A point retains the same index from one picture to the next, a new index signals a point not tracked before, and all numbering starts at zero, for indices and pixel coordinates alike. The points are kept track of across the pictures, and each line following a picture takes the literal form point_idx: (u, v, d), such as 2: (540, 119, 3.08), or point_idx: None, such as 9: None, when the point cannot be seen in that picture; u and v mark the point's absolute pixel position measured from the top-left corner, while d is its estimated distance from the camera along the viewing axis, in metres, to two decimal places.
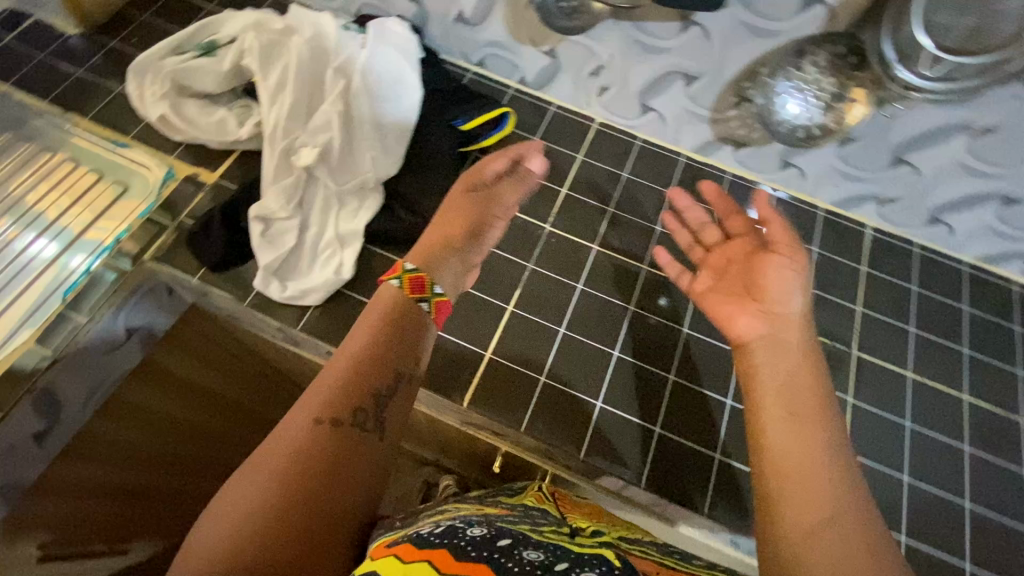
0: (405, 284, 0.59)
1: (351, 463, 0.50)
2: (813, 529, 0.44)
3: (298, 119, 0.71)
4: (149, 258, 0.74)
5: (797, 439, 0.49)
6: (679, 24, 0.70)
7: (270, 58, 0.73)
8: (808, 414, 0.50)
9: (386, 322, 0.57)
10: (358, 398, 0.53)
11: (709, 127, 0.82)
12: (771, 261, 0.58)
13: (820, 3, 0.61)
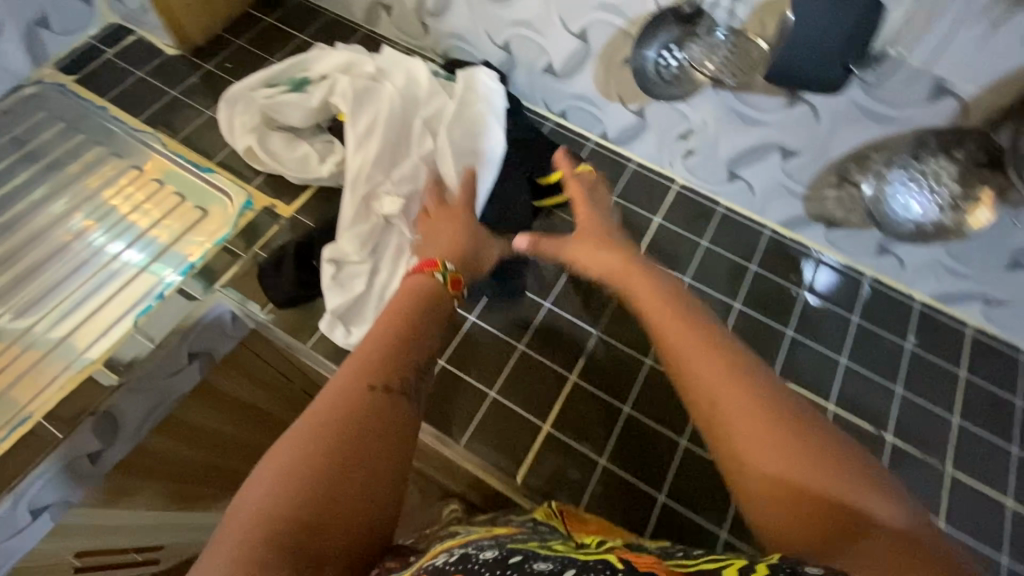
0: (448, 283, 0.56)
1: (381, 436, 0.44)
2: (775, 494, 0.42)
3: (382, 167, 0.71)
4: (220, 286, 0.74)
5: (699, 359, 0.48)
6: (785, 100, 0.65)
7: (361, 102, 0.73)
8: (722, 373, 0.47)
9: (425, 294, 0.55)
10: (397, 362, 0.49)
11: (802, 204, 0.77)
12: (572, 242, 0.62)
13: (953, 96, 0.56)
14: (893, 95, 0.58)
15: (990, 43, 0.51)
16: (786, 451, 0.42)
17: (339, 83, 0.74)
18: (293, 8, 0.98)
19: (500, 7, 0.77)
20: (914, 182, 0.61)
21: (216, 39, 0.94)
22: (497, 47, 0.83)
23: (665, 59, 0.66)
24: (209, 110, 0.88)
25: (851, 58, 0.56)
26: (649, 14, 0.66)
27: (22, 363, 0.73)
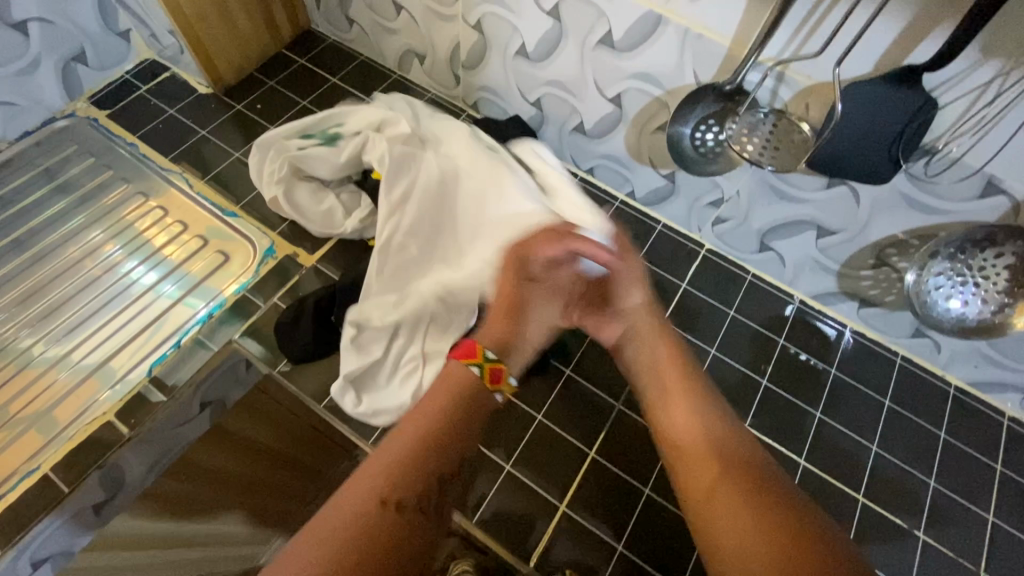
0: (484, 373, 0.51)
1: (404, 548, 0.44)
2: (744, 558, 0.44)
3: (413, 236, 0.70)
4: (236, 338, 0.74)
5: (679, 413, 0.54)
6: (824, 181, 0.64)
7: (399, 169, 0.72)
8: (694, 431, 0.52)
9: (461, 399, 0.51)
10: (415, 473, 0.47)
11: (834, 280, 0.74)
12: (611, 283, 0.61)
13: (1005, 195, 0.54)
14: (939, 188, 0.56)
15: None
16: (738, 512, 0.46)
17: (374, 144, 0.74)
18: (326, 50, 0.99)
19: (533, 66, 0.77)
20: (957, 275, 0.59)
21: (249, 79, 0.95)
22: (529, 103, 0.83)
23: (702, 136, 0.65)
24: (238, 150, 0.88)
25: (898, 151, 0.54)
26: (687, 87, 0.65)
27: (50, 394, 0.74)
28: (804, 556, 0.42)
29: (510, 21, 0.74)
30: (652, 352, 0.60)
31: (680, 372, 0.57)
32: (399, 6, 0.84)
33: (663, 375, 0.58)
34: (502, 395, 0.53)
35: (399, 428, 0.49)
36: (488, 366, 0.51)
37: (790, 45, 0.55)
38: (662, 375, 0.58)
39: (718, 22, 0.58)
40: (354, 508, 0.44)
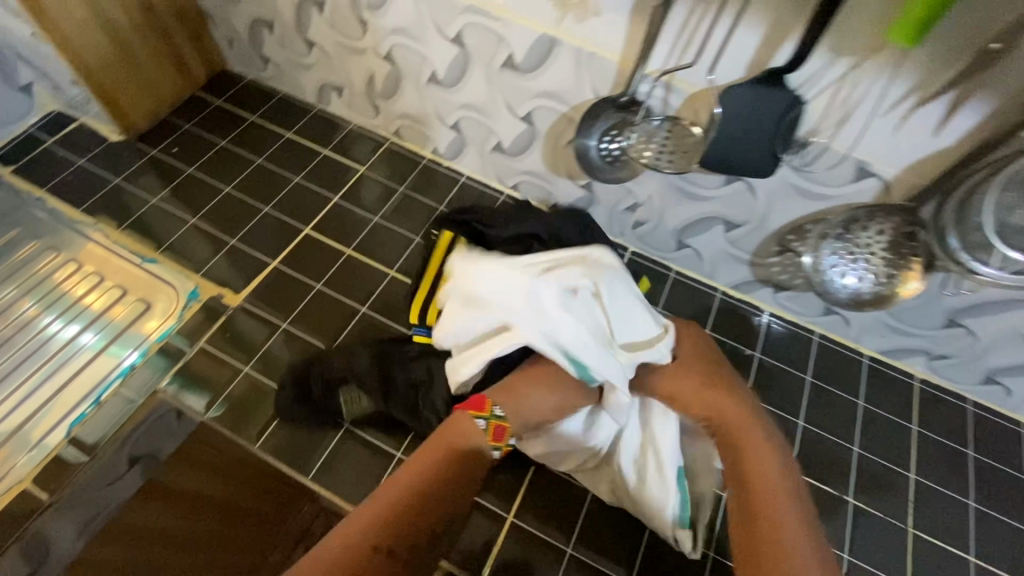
0: (487, 426, 0.54)
1: None
2: None
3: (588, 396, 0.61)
4: (161, 388, 0.72)
5: (763, 507, 0.52)
6: (722, 178, 0.68)
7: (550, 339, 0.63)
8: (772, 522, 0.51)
9: (446, 454, 0.52)
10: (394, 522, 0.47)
11: (748, 269, 0.79)
12: (718, 393, 0.59)
13: (875, 176, 0.59)
14: (819, 174, 0.61)
15: (906, 131, 0.54)
16: None
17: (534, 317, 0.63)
18: (243, 90, 0.99)
19: (446, 92, 0.79)
20: (846, 254, 0.63)
21: (164, 123, 0.94)
22: (448, 126, 0.85)
23: (606, 145, 0.69)
24: (155, 195, 0.87)
25: (779, 145, 0.58)
26: (590, 102, 0.68)
27: None
28: None
29: (419, 50, 0.76)
30: (760, 449, 0.55)
31: (745, 409, 0.58)
32: (310, 42, 0.85)
33: (745, 422, 0.57)
34: (484, 424, 0.54)
35: (386, 485, 0.49)
36: (490, 417, 0.54)
37: (672, 57, 0.59)
38: (719, 412, 0.58)
39: (606, 40, 0.62)
40: (350, 542, 0.45)
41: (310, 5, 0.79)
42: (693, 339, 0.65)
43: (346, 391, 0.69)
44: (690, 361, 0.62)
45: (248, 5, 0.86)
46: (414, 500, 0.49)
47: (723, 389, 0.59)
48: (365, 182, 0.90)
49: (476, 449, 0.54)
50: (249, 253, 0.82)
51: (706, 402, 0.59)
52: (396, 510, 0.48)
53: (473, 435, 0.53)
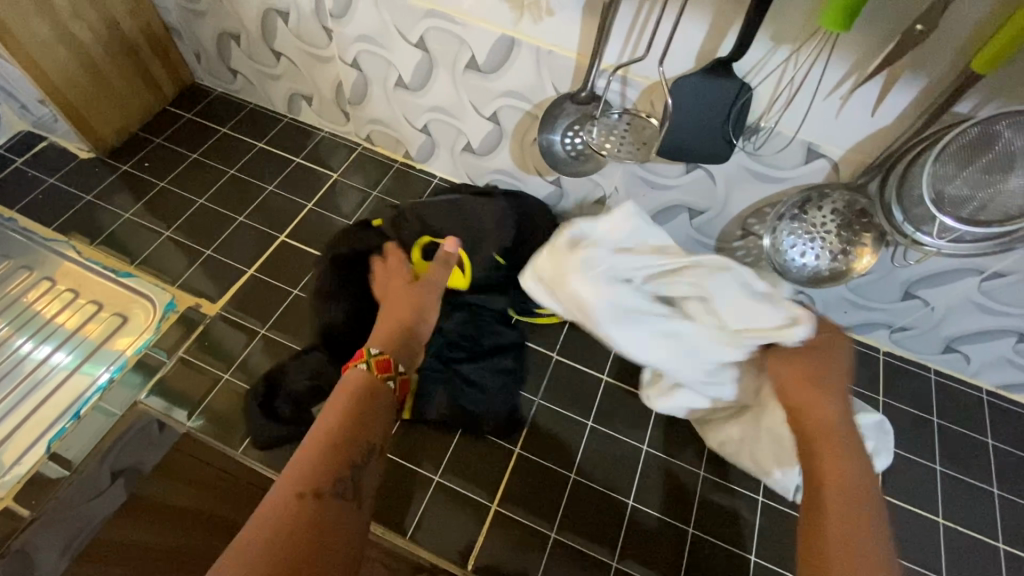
0: (370, 365, 0.54)
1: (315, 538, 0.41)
2: None
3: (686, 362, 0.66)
4: (141, 399, 0.72)
5: (845, 523, 0.47)
6: (683, 167, 0.71)
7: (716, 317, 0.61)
8: (846, 541, 0.46)
9: (353, 402, 0.51)
10: (323, 470, 0.45)
11: (715, 255, 0.81)
12: (820, 394, 0.55)
13: (822, 157, 0.62)
14: (771, 158, 0.64)
15: (847, 112, 0.57)
16: None
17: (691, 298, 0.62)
18: (214, 103, 1.00)
19: (413, 95, 0.81)
20: (800, 234, 0.66)
21: (134, 139, 0.95)
22: (417, 129, 0.87)
23: (570, 141, 0.72)
24: (128, 210, 0.87)
25: (730, 132, 0.61)
26: (551, 98, 0.71)
27: None
28: None
29: (384, 55, 0.78)
30: (842, 463, 0.51)
31: (837, 404, 0.54)
32: (278, 52, 0.87)
33: (826, 410, 0.54)
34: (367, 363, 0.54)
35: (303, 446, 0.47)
36: (373, 359, 0.55)
37: (625, 51, 0.62)
38: (811, 412, 0.55)
39: (561, 38, 0.65)
40: (274, 503, 0.42)
41: (275, 16, 0.81)
42: (834, 346, 0.58)
43: (324, 408, 0.69)
44: (823, 359, 0.57)
45: (214, 18, 0.87)
46: (329, 444, 0.47)
47: (834, 372, 0.56)
48: (339, 188, 0.92)
49: (376, 386, 0.53)
50: (225, 263, 0.82)
51: (796, 395, 0.56)
52: (312, 459, 0.46)
53: (361, 373, 0.53)
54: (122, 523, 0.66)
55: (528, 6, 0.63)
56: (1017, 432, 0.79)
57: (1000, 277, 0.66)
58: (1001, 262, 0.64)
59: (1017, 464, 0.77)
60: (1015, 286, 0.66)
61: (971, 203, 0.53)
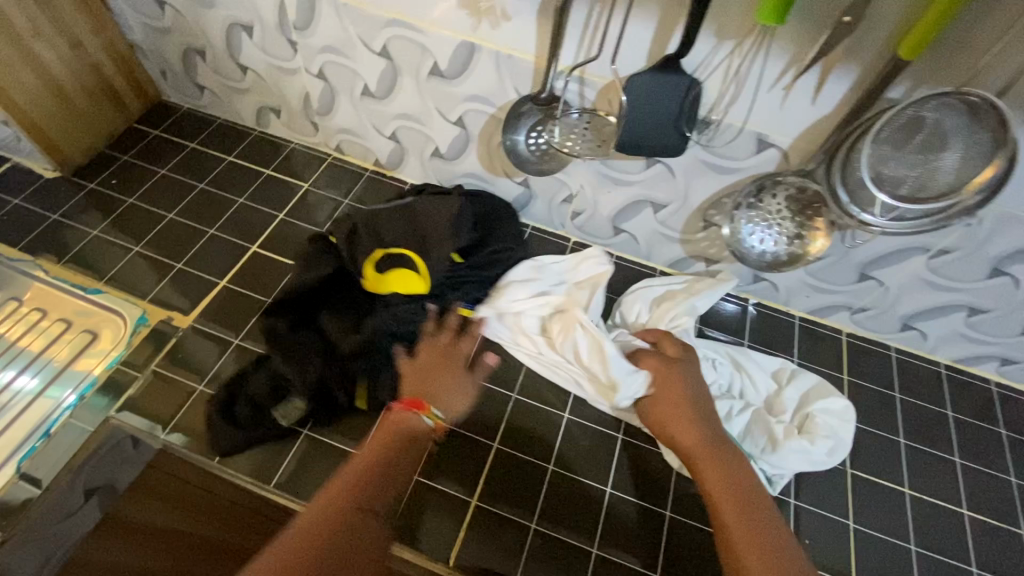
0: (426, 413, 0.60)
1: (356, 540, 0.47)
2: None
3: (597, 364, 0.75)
4: (113, 414, 0.71)
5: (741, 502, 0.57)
6: (643, 162, 0.74)
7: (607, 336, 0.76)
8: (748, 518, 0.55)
9: (400, 438, 0.57)
10: (373, 485, 0.52)
11: (680, 247, 0.84)
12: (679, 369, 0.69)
13: (773, 147, 0.65)
14: (724, 149, 0.67)
15: (790, 101, 0.60)
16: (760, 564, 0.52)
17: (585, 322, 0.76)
18: (181, 119, 1.00)
19: (380, 103, 0.83)
20: (757, 222, 0.69)
21: (100, 157, 0.94)
22: (385, 137, 0.88)
23: (533, 141, 0.74)
24: (96, 228, 0.87)
25: (683, 125, 0.64)
26: (513, 101, 0.73)
27: None
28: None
29: (348, 65, 0.79)
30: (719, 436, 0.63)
31: (705, 412, 0.65)
32: (243, 66, 0.88)
33: (688, 433, 0.63)
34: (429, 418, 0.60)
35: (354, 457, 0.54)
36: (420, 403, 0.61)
37: (580, 52, 0.65)
38: (671, 385, 0.67)
39: (518, 42, 0.67)
40: (330, 504, 0.48)
41: (240, 31, 0.82)
42: (672, 372, 0.68)
43: (280, 406, 0.69)
44: (667, 389, 0.67)
45: (179, 34, 0.88)
46: (373, 464, 0.53)
47: (672, 397, 0.66)
48: (310, 198, 0.92)
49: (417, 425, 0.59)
50: (198, 276, 0.83)
51: (651, 411, 0.67)
52: (359, 484, 0.51)
53: (415, 424, 0.59)
54: (94, 545, 0.64)
55: (485, 12, 0.66)
56: (974, 403, 0.83)
57: (945, 255, 0.70)
58: (945, 239, 0.68)
59: (975, 433, 0.81)
60: (959, 262, 0.70)
61: (904, 181, 0.57)
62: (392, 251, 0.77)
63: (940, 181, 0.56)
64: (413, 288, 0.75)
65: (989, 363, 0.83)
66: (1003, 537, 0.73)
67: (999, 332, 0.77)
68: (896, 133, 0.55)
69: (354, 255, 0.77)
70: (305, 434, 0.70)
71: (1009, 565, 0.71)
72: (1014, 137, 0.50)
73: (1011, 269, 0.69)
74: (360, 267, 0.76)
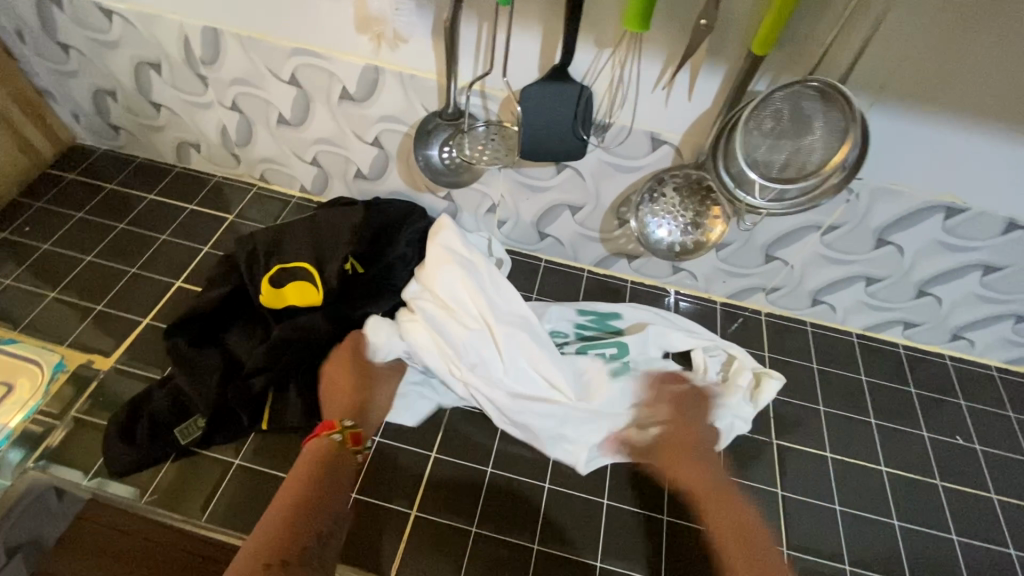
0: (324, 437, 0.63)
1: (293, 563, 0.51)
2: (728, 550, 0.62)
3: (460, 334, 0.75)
4: (32, 464, 0.69)
5: (693, 476, 0.69)
6: (554, 168, 0.77)
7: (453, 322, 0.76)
8: (722, 508, 0.66)
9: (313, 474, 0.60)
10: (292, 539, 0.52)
11: (602, 246, 0.87)
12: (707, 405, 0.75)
13: (665, 144, 0.70)
14: (621, 150, 0.72)
15: (672, 100, 0.66)
16: (725, 531, 0.64)
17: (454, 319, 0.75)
18: (99, 161, 1.00)
19: (297, 130, 0.84)
20: (660, 214, 0.73)
21: (12, 205, 0.92)
22: (306, 162, 0.89)
23: (446, 154, 0.77)
24: (10, 276, 0.85)
25: (579, 130, 0.68)
26: (421, 118, 0.76)
27: None
28: (738, 528, 0.64)
29: (260, 95, 0.81)
30: (693, 469, 0.69)
31: (711, 463, 0.70)
32: (156, 103, 0.88)
33: (696, 473, 0.69)
34: (341, 435, 0.63)
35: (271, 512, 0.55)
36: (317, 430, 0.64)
37: (476, 68, 0.69)
38: (684, 432, 0.72)
39: (418, 62, 0.71)
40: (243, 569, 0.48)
41: (149, 69, 0.83)
42: (689, 405, 0.74)
43: (183, 424, 0.70)
44: (684, 438, 0.71)
45: (87, 77, 0.88)
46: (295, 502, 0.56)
47: (686, 437, 0.71)
48: (236, 229, 0.93)
49: (331, 448, 0.63)
50: (121, 317, 0.82)
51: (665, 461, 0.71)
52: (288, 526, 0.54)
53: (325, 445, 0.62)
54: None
55: (382, 36, 0.69)
56: (884, 367, 0.88)
57: (835, 230, 0.75)
58: (833, 215, 0.74)
59: (888, 394, 0.86)
60: (849, 236, 0.76)
61: (776, 162, 0.63)
62: (288, 265, 0.77)
63: (811, 163, 0.62)
64: (309, 299, 0.76)
65: (895, 328, 0.89)
66: (919, 489, 0.77)
67: (897, 298, 0.83)
68: (765, 122, 0.61)
69: (253, 274, 0.77)
70: (206, 451, 0.70)
71: (927, 515, 0.75)
72: (862, 118, 0.57)
73: (893, 238, 0.75)
74: (257, 284, 0.76)
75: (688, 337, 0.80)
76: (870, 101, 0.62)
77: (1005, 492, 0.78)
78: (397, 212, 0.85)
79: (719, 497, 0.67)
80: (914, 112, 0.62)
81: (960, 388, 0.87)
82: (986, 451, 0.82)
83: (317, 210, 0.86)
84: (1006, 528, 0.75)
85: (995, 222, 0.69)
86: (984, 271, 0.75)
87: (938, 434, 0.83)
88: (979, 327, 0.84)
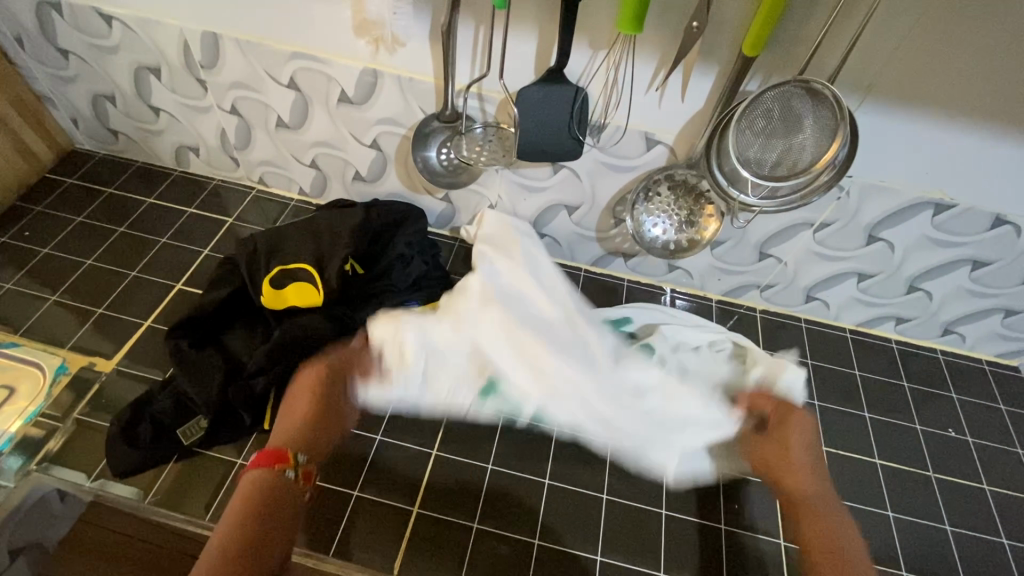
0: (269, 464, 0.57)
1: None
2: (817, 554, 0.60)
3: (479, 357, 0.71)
4: (36, 466, 0.70)
5: (790, 477, 0.66)
6: (550, 168, 0.78)
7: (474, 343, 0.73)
8: (818, 513, 0.63)
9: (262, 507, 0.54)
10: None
11: (598, 245, 0.89)
12: (798, 421, 0.69)
13: (659, 144, 0.71)
14: (616, 149, 0.73)
15: (665, 100, 0.67)
16: (815, 532, 0.62)
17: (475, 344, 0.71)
18: (98, 166, 1.00)
19: (296, 133, 0.85)
20: (655, 213, 0.75)
21: (11, 210, 0.93)
22: (305, 165, 0.90)
23: (444, 156, 0.79)
24: (9, 280, 0.85)
25: (575, 130, 0.69)
26: (419, 120, 0.77)
27: None
28: (826, 533, 0.62)
29: (259, 99, 0.82)
30: (801, 478, 0.66)
31: (816, 474, 0.66)
32: (155, 107, 0.89)
33: (796, 478, 0.66)
34: (293, 470, 0.58)
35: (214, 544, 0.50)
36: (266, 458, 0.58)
37: (473, 70, 0.70)
38: (788, 442, 0.68)
39: (416, 65, 0.72)
40: None
41: (148, 74, 0.84)
42: (791, 417, 0.69)
43: (184, 424, 0.70)
44: (791, 441, 0.68)
45: (86, 82, 0.89)
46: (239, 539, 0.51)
47: (793, 447, 0.67)
48: (236, 232, 0.93)
49: (278, 482, 0.57)
50: (121, 320, 0.82)
51: (762, 467, 0.68)
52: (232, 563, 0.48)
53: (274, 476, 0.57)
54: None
55: (380, 40, 0.70)
56: (877, 362, 0.90)
57: (827, 227, 0.77)
58: (824, 213, 0.75)
59: (881, 388, 0.87)
60: (841, 233, 0.77)
61: (768, 161, 0.64)
62: (289, 266, 0.77)
63: (802, 160, 0.63)
64: (309, 300, 0.76)
65: (887, 323, 0.90)
66: (913, 481, 0.78)
67: (889, 293, 0.85)
68: (756, 121, 0.63)
69: (253, 275, 0.78)
70: (208, 451, 0.71)
71: (921, 506, 0.76)
72: (849, 115, 0.59)
73: (884, 234, 0.76)
74: (258, 285, 0.77)
75: (699, 331, 0.80)
76: (858, 101, 0.64)
77: (997, 482, 0.79)
78: (396, 214, 0.85)
79: (817, 501, 0.64)
80: (901, 111, 0.63)
81: (952, 382, 0.89)
82: (978, 443, 0.83)
83: (316, 212, 0.87)
84: (998, 518, 0.76)
85: (983, 217, 0.71)
86: (973, 266, 0.77)
87: (931, 427, 0.84)
88: (970, 322, 0.86)
